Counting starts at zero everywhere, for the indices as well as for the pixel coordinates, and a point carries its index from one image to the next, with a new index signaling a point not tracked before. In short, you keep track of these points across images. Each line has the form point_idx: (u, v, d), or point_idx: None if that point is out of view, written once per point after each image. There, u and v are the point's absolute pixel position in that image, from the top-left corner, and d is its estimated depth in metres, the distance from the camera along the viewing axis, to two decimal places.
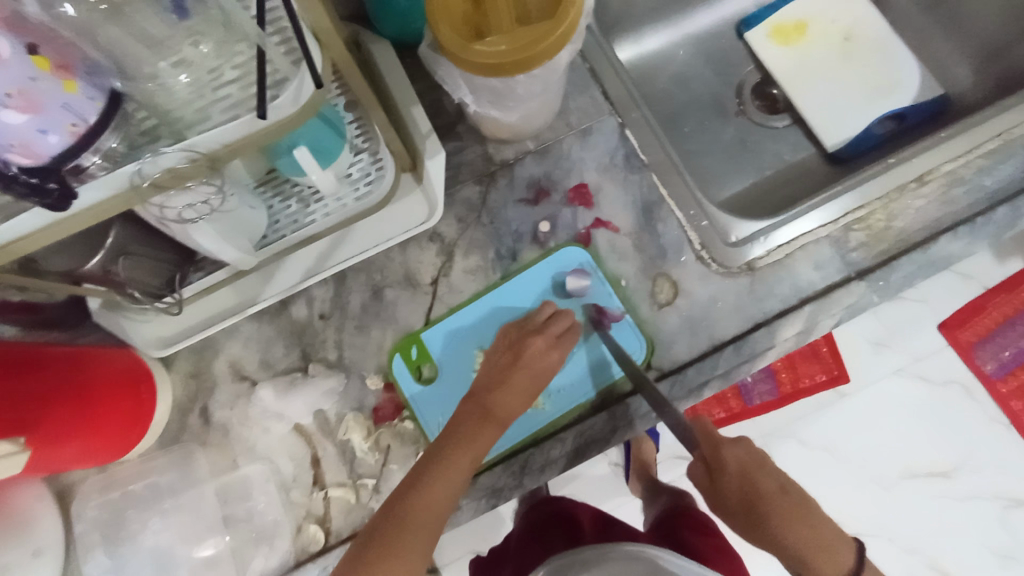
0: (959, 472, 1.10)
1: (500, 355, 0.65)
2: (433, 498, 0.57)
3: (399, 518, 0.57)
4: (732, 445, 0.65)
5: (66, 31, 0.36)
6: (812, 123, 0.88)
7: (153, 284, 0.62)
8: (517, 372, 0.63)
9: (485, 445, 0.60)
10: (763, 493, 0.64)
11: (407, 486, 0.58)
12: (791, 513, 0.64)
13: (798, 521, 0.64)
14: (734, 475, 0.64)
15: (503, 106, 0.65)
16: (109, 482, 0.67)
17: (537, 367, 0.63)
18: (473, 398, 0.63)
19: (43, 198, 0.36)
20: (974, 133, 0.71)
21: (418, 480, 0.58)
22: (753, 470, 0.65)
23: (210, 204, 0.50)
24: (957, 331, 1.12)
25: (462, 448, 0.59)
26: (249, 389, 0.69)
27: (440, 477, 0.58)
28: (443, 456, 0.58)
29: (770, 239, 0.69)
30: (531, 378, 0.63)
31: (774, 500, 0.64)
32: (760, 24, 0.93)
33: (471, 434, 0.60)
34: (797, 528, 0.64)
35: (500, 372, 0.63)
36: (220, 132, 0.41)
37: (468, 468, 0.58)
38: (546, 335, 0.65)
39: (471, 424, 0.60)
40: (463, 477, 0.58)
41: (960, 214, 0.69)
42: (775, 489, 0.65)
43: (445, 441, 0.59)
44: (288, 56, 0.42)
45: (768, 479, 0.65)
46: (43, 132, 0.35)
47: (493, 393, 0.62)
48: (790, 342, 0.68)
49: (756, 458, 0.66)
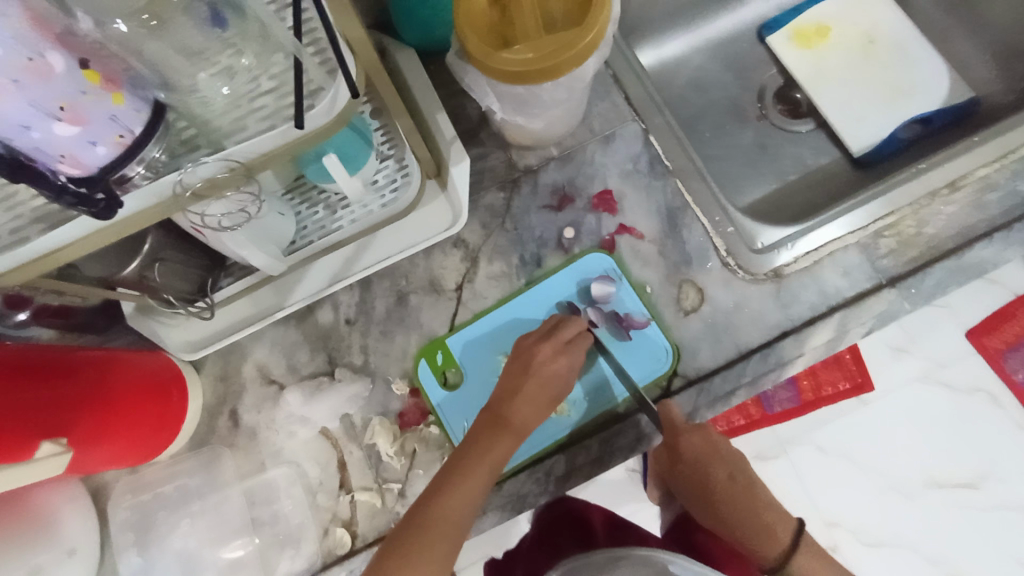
0: (987, 483, 1.07)
1: (512, 362, 0.64)
2: (455, 508, 0.57)
3: (415, 530, 0.56)
4: (691, 433, 0.65)
5: (115, 46, 0.36)
6: (837, 128, 0.87)
7: (186, 289, 0.63)
8: (529, 380, 0.62)
9: (502, 453, 0.59)
10: (713, 482, 0.68)
11: (424, 499, 0.58)
12: (739, 501, 0.69)
13: (746, 510, 0.68)
14: (687, 460, 0.67)
15: (528, 112, 0.65)
16: (142, 482, 0.68)
17: (549, 375, 0.62)
18: (491, 406, 0.62)
19: (91, 207, 0.38)
20: (1009, 136, 0.69)
21: (435, 492, 0.58)
22: (709, 456, 0.68)
23: (246, 211, 0.51)
24: (986, 338, 1.08)
25: (480, 457, 0.59)
26: (276, 393, 0.70)
27: (458, 486, 0.57)
28: (460, 468, 0.58)
29: (798, 246, 0.68)
30: (542, 386, 0.62)
31: (723, 487, 0.68)
32: (782, 28, 0.93)
33: (487, 442, 0.60)
34: (745, 514, 0.68)
35: (512, 382, 0.62)
36: (258, 142, 0.42)
37: (486, 479, 0.58)
38: (556, 340, 0.64)
39: (487, 433, 0.60)
40: (482, 486, 0.58)
41: (995, 220, 0.68)
42: (723, 479, 0.68)
43: (465, 450, 0.60)
44: (323, 66, 0.43)
45: (719, 468, 0.68)
46: (91, 144, 0.36)
47: (507, 402, 0.61)
48: (818, 350, 0.67)
49: (713, 444, 0.68)
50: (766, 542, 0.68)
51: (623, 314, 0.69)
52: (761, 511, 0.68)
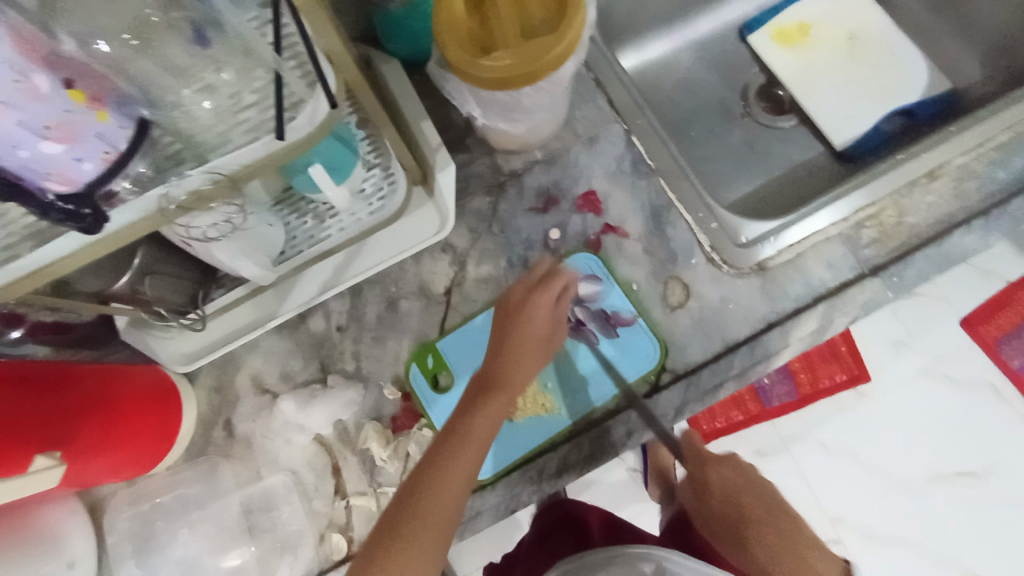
0: (986, 472, 1.07)
1: (501, 322, 0.65)
2: (457, 471, 0.55)
3: (416, 501, 0.54)
4: (716, 464, 0.66)
5: (97, 64, 0.37)
6: (819, 123, 0.88)
7: (179, 301, 0.65)
8: (514, 330, 0.63)
9: (498, 415, 0.59)
10: (750, 519, 0.62)
11: (422, 466, 0.56)
12: (781, 544, 0.61)
13: (789, 552, 0.61)
14: (717, 494, 0.64)
15: (510, 117, 0.66)
16: (140, 494, 0.69)
17: (533, 322, 0.63)
18: (483, 370, 0.63)
19: (78, 222, 0.39)
20: (985, 125, 0.70)
21: (433, 459, 0.56)
22: (741, 491, 0.64)
23: (232, 221, 0.52)
24: (979, 327, 1.09)
25: (475, 417, 0.58)
26: (271, 402, 0.71)
27: (455, 448, 0.56)
28: (455, 428, 0.58)
29: (781, 239, 0.69)
30: (529, 336, 0.63)
31: (760, 523, 0.62)
32: (762, 27, 0.94)
33: (482, 405, 0.59)
34: (789, 557, 0.60)
35: (500, 340, 0.63)
36: (241, 154, 0.43)
37: (482, 439, 0.58)
38: (545, 292, 0.65)
39: (481, 395, 0.60)
40: (480, 445, 0.58)
41: (974, 208, 0.69)
42: (759, 513, 0.63)
43: (461, 415, 0.59)
44: (303, 78, 0.44)
45: (754, 503, 0.63)
46: (78, 161, 0.37)
47: (498, 363, 0.62)
48: (805, 341, 0.68)
49: (743, 478, 0.66)
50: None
51: (610, 312, 0.70)
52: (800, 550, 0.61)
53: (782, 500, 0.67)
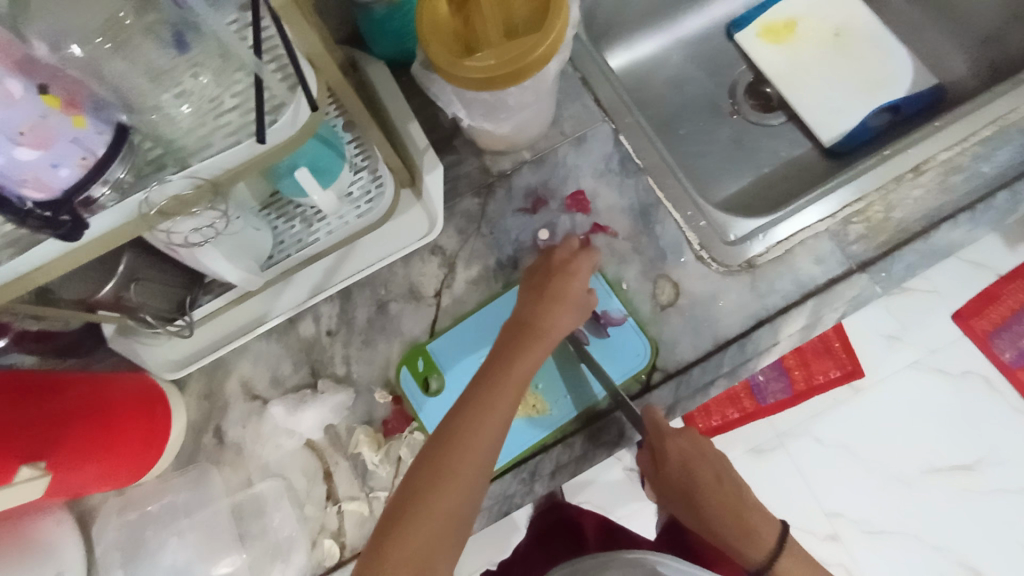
0: (981, 464, 1.07)
1: (542, 279, 0.65)
2: (493, 418, 0.55)
3: (449, 446, 0.53)
4: (675, 434, 0.63)
5: (72, 70, 0.37)
6: (807, 120, 0.89)
7: (165, 308, 0.64)
8: (545, 290, 0.63)
9: (534, 364, 0.59)
10: (700, 485, 0.62)
11: (456, 413, 0.56)
12: (728, 507, 0.61)
13: (736, 516, 0.60)
14: (673, 463, 0.62)
15: (496, 117, 0.66)
16: (129, 503, 0.68)
17: (564, 284, 0.63)
18: (513, 325, 0.62)
19: (55, 229, 0.38)
20: (969, 120, 0.70)
21: (468, 407, 0.56)
22: (696, 459, 0.63)
23: (215, 228, 0.51)
24: (971, 320, 1.10)
25: (505, 370, 0.57)
26: (261, 407, 0.70)
27: (486, 397, 0.56)
28: (486, 380, 0.57)
29: (770, 236, 0.70)
30: (561, 295, 0.63)
31: (710, 489, 0.61)
32: (749, 25, 0.94)
33: (517, 354, 0.58)
34: (736, 521, 0.60)
35: (531, 300, 0.63)
36: (221, 158, 0.43)
37: (512, 391, 0.56)
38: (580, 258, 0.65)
39: (512, 349, 0.59)
40: (511, 398, 0.56)
41: (960, 202, 0.69)
42: (710, 479, 0.62)
43: (490, 366, 0.58)
44: (284, 81, 0.44)
45: (707, 470, 0.62)
46: (54, 167, 0.36)
47: (528, 318, 0.61)
48: (794, 338, 0.68)
49: (699, 446, 0.64)
50: (756, 549, 0.59)
51: (601, 312, 0.69)
52: (750, 515, 0.61)
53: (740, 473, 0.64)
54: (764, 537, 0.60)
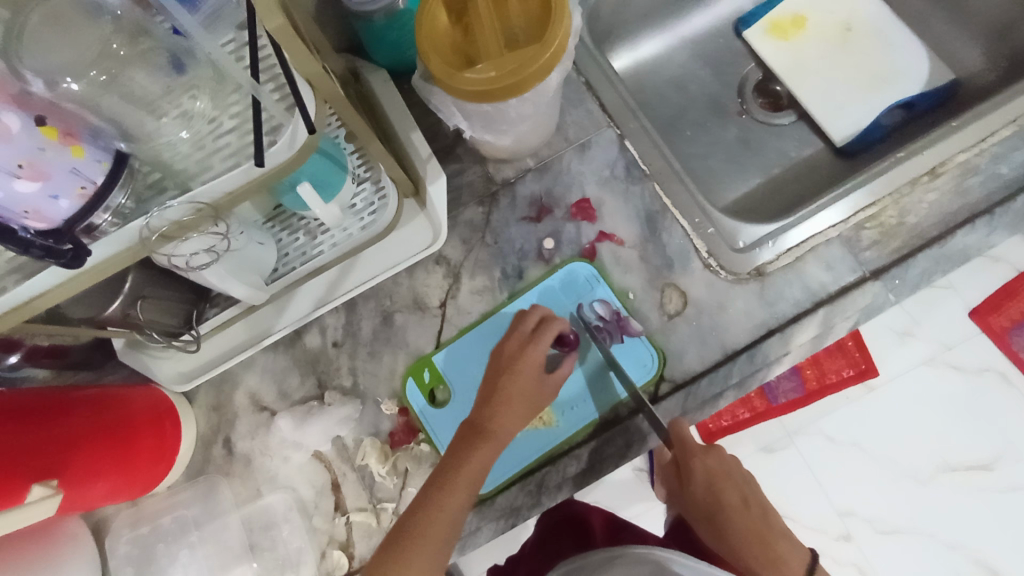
0: (1000, 463, 1.05)
1: (496, 366, 0.63)
2: (442, 522, 0.55)
3: (398, 555, 0.53)
4: (702, 454, 0.63)
5: (68, 103, 0.37)
6: (818, 117, 0.86)
7: (172, 323, 0.64)
8: (505, 376, 0.61)
9: (488, 462, 0.58)
10: (725, 506, 0.60)
11: (408, 517, 0.56)
12: (754, 534, 0.59)
13: (761, 544, 0.59)
14: (699, 481, 0.62)
15: (497, 129, 0.65)
16: (141, 515, 0.69)
17: (524, 368, 0.61)
18: (471, 415, 0.61)
19: (58, 258, 0.38)
20: (987, 120, 0.68)
21: (413, 516, 0.55)
22: (722, 479, 0.62)
23: (216, 248, 0.51)
24: (990, 317, 1.07)
25: (460, 470, 0.57)
26: (268, 419, 0.71)
27: (443, 498, 0.55)
28: (444, 479, 0.56)
29: (780, 243, 0.68)
30: (523, 382, 0.61)
31: (736, 514, 0.60)
32: (757, 22, 0.92)
33: (469, 451, 0.58)
34: (762, 550, 0.58)
35: (491, 386, 0.62)
36: (221, 181, 0.42)
37: (468, 492, 0.56)
38: (541, 343, 0.62)
39: (467, 443, 0.58)
40: (467, 497, 0.56)
41: (978, 205, 0.67)
42: (736, 501, 0.61)
43: (448, 463, 0.58)
44: (282, 102, 0.43)
45: (733, 491, 0.62)
46: (53, 199, 0.37)
47: (484, 408, 0.60)
48: (805, 347, 0.66)
49: (725, 466, 0.63)
50: None
51: (621, 318, 0.69)
52: (776, 543, 0.59)
53: (761, 493, 0.64)
54: (789, 571, 0.58)
